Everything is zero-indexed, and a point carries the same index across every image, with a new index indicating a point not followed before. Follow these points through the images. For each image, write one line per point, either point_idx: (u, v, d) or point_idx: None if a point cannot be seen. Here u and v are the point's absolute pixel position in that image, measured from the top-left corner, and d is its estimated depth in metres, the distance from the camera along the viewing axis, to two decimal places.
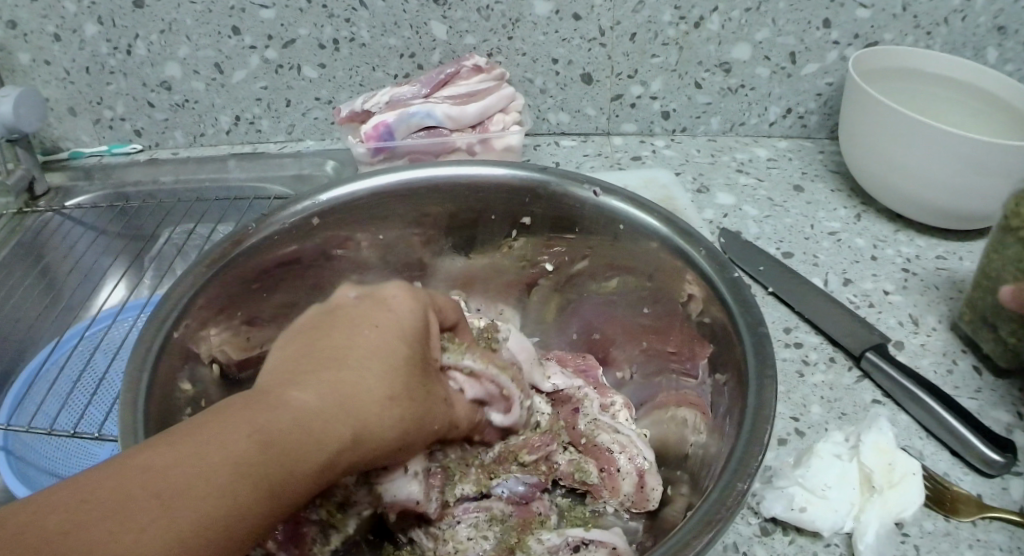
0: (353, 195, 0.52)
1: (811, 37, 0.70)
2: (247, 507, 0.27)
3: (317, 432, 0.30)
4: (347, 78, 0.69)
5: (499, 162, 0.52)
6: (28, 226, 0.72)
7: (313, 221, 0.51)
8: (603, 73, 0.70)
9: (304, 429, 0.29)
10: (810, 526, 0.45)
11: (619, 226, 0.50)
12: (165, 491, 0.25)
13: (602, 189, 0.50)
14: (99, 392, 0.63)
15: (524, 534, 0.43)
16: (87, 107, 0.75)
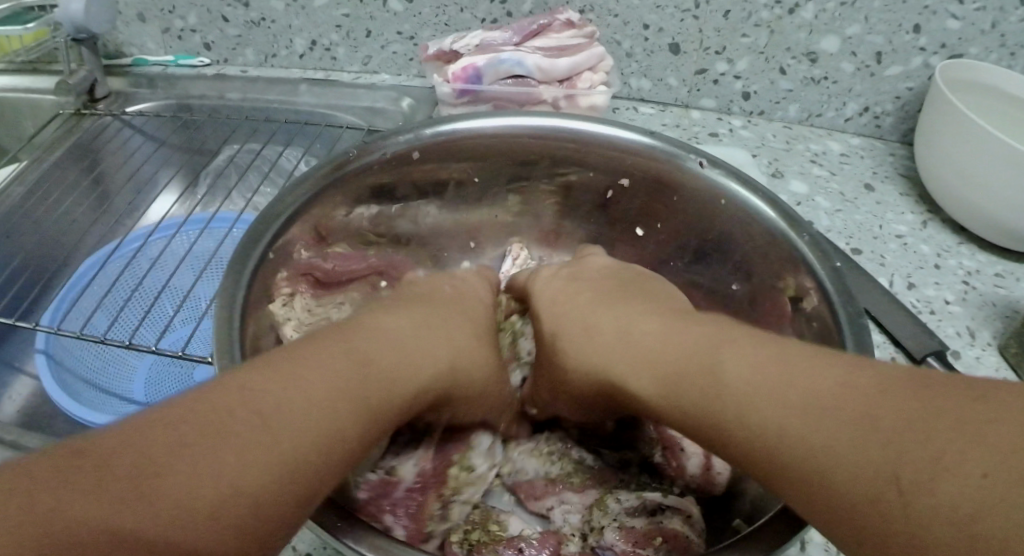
0: (456, 131, 0.56)
1: (901, 38, 0.68)
2: (200, 433, 0.27)
3: (350, 361, 0.34)
4: (433, 15, 0.67)
5: (611, 122, 0.56)
6: (87, 128, 0.72)
7: (413, 154, 0.56)
8: (691, 45, 0.68)
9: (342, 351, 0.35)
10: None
11: (719, 199, 0.53)
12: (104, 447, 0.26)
13: (708, 160, 0.53)
14: (151, 313, 0.63)
15: (605, 494, 0.47)
16: (157, 15, 0.73)
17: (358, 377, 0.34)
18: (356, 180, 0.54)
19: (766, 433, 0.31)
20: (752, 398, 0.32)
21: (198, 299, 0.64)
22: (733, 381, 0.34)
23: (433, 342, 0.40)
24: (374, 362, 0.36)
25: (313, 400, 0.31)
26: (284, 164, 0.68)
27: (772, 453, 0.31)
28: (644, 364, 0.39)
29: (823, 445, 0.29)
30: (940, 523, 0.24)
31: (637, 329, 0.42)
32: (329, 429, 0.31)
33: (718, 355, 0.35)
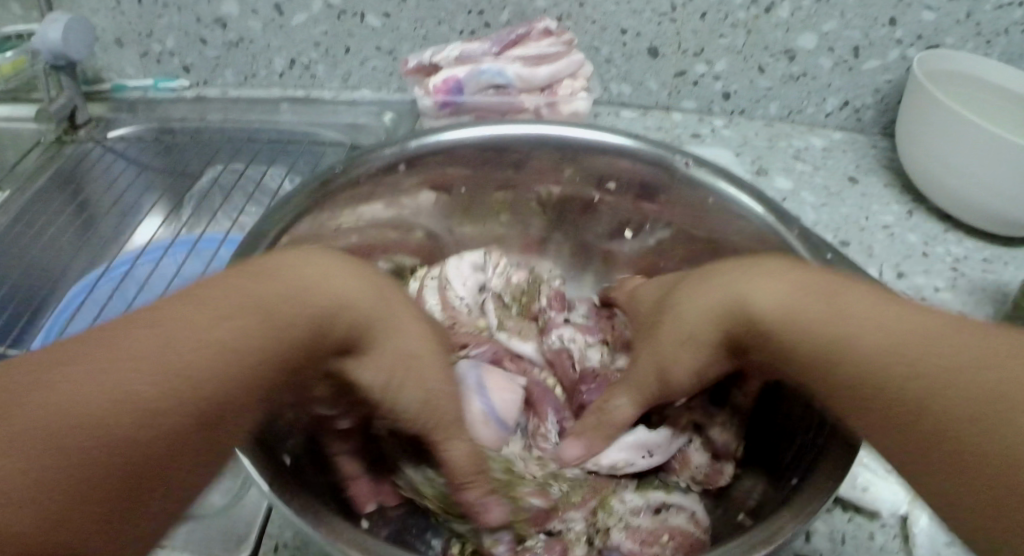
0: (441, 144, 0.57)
1: (876, 32, 0.69)
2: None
3: (227, 328, 0.31)
4: (411, 29, 0.67)
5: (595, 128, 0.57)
6: (68, 154, 0.72)
7: (399, 167, 0.56)
8: (669, 48, 0.69)
9: (189, 335, 0.30)
10: (869, 505, 0.46)
11: (708, 199, 0.54)
12: None
13: (693, 161, 0.54)
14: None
15: (608, 494, 0.47)
16: (135, 39, 0.73)
17: (211, 359, 0.30)
18: (341, 196, 0.54)
19: (872, 376, 0.33)
20: (864, 336, 0.33)
21: None
22: (863, 331, 0.33)
23: (335, 284, 0.36)
24: (233, 335, 0.31)
25: (168, 372, 0.28)
26: (269, 183, 0.67)
27: (919, 423, 0.31)
28: (764, 292, 0.37)
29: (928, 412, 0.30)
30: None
31: (750, 282, 0.39)
32: (183, 382, 0.29)
33: (834, 291, 0.36)
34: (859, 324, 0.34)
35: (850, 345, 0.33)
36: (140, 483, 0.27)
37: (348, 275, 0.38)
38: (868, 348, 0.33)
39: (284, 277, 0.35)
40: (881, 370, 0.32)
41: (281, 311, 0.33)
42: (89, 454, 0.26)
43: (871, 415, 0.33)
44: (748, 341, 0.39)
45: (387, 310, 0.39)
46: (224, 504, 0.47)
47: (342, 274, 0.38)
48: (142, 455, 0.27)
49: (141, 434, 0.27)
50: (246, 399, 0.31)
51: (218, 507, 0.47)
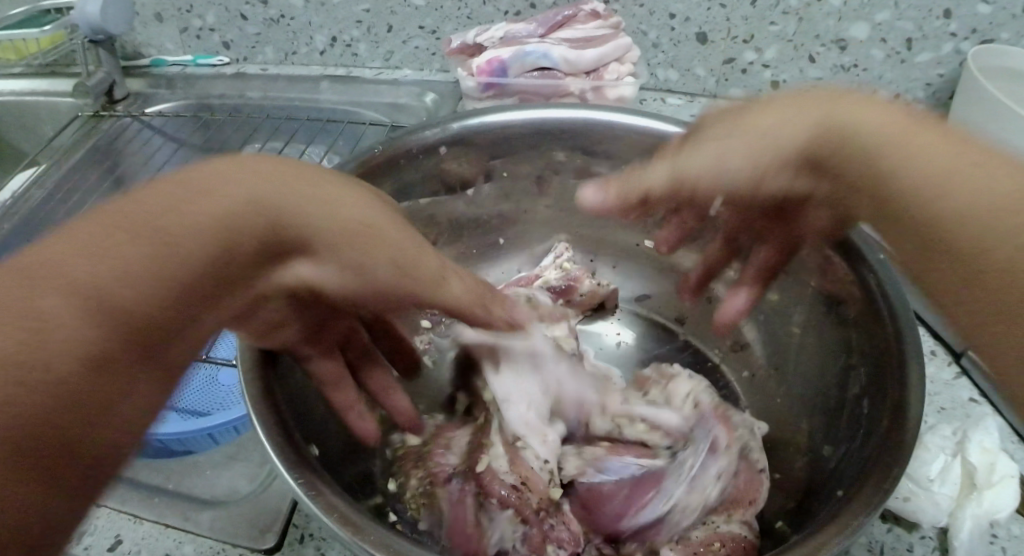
0: (481, 129, 0.56)
1: (931, 25, 0.67)
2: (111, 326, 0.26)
3: (170, 222, 0.29)
4: (455, 8, 0.66)
5: (645, 114, 0.56)
6: (106, 129, 0.72)
7: (442, 150, 0.56)
8: (718, 34, 0.67)
9: (173, 203, 0.29)
10: (910, 516, 0.45)
11: None
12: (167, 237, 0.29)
13: None
14: None
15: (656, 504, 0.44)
16: (175, 14, 0.72)
17: (184, 252, 0.29)
18: (383, 177, 0.53)
19: (940, 190, 0.34)
20: (885, 153, 0.36)
21: None
22: (901, 164, 0.36)
23: (328, 207, 0.33)
24: (181, 220, 0.29)
25: (151, 271, 0.28)
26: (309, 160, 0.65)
27: (934, 232, 0.35)
28: (875, 115, 0.37)
29: (975, 191, 0.33)
30: (989, 210, 0.33)
31: (901, 150, 0.36)
32: (210, 268, 0.30)
33: (860, 113, 0.37)
34: (925, 150, 0.35)
35: (893, 172, 0.36)
36: (122, 373, 0.27)
37: (276, 184, 0.32)
38: (928, 170, 0.35)
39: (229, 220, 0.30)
40: (910, 223, 0.36)
41: (220, 222, 0.30)
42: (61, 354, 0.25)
43: (911, 231, 0.36)
44: (804, 164, 0.39)
45: (394, 246, 0.34)
46: (251, 489, 0.48)
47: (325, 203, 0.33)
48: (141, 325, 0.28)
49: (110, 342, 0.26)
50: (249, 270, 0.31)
51: (244, 493, 0.48)
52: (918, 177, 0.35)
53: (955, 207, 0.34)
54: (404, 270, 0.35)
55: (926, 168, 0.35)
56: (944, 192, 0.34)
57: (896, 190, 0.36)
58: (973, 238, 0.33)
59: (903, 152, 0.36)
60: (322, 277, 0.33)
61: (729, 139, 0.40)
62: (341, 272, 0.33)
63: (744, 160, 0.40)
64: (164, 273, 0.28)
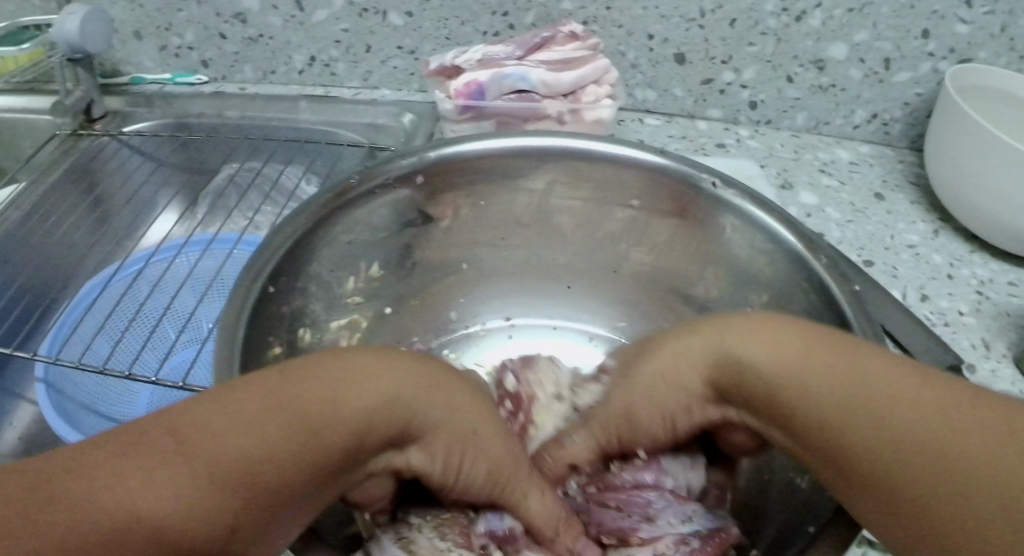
0: (457, 155, 0.55)
1: (909, 45, 0.67)
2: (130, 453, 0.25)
3: (274, 430, 0.28)
4: (434, 29, 0.66)
5: (621, 140, 0.56)
6: (83, 148, 0.70)
7: (419, 177, 0.55)
8: (697, 55, 0.67)
9: (326, 408, 0.30)
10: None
11: (734, 220, 0.53)
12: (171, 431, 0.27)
13: (721, 180, 0.53)
14: (154, 338, 0.62)
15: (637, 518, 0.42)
16: (153, 32, 0.72)
17: (203, 425, 0.27)
18: (357, 203, 0.53)
19: (948, 453, 0.28)
20: (811, 372, 0.33)
21: (198, 322, 0.63)
22: (869, 378, 0.32)
23: (367, 388, 0.31)
24: (346, 413, 0.30)
25: (305, 438, 0.29)
26: (286, 183, 0.66)
27: (923, 503, 0.29)
28: (828, 360, 0.33)
29: (958, 438, 0.29)
30: (989, 462, 0.27)
31: (858, 364, 0.32)
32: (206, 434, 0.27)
33: (742, 342, 0.36)
34: (891, 392, 0.31)
35: (917, 437, 0.29)
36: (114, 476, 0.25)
37: (407, 385, 0.33)
38: (916, 433, 0.30)
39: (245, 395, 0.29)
40: (901, 470, 0.30)
41: (328, 433, 0.30)
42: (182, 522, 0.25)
43: (892, 497, 0.30)
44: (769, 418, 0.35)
45: (477, 432, 0.35)
46: None
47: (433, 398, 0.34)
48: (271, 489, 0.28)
49: (230, 504, 0.27)
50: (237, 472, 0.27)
51: None
52: (897, 388, 0.31)
53: (976, 464, 0.28)
54: (467, 436, 0.35)
55: (971, 444, 0.28)
56: (954, 415, 0.29)
57: (882, 394, 0.31)
58: (920, 431, 0.29)
59: (817, 357, 0.33)
60: (421, 465, 0.35)
61: (686, 345, 0.39)
62: (436, 457, 0.35)
63: (671, 362, 0.39)
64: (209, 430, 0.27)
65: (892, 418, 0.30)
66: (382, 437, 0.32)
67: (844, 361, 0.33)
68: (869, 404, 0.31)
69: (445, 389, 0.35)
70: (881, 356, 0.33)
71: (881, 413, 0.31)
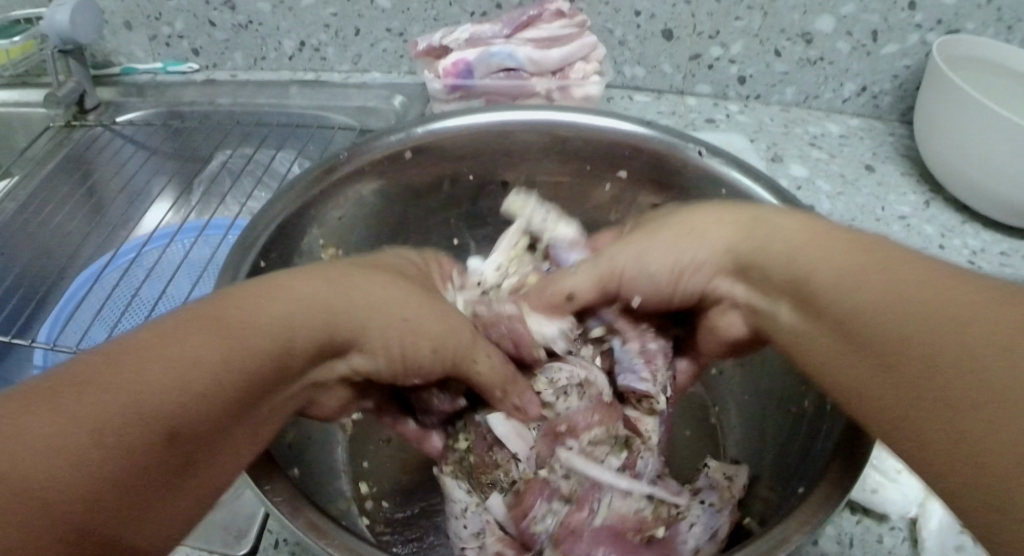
0: (445, 133, 0.56)
1: (896, 15, 0.67)
2: (129, 439, 0.24)
3: (195, 368, 0.26)
4: (422, 11, 0.66)
5: (610, 114, 0.56)
6: (77, 139, 0.72)
7: (407, 155, 0.56)
8: (684, 30, 0.68)
9: (159, 368, 0.25)
10: (880, 508, 0.45)
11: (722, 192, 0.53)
12: (128, 397, 0.24)
13: (707, 150, 0.53)
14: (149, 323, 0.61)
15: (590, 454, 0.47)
16: (143, 22, 0.72)
17: (213, 338, 0.28)
18: (349, 182, 0.54)
19: (892, 352, 0.29)
20: (807, 257, 0.35)
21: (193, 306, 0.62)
22: (882, 274, 0.31)
23: (283, 297, 0.31)
24: (182, 349, 0.26)
25: (180, 394, 0.26)
26: (277, 166, 0.67)
27: (903, 363, 0.28)
28: (873, 286, 0.31)
29: (958, 322, 0.27)
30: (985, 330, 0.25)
31: (887, 277, 0.31)
32: (195, 369, 0.26)
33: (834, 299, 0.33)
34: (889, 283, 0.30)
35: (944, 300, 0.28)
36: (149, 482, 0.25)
37: (308, 289, 0.32)
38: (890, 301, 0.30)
39: (280, 299, 0.31)
40: (913, 335, 0.28)
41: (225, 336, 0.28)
42: (101, 491, 0.23)
43: (902, 378, 0.28)
44: (727, 269, 0.41)
45: (405, 321, 0.35)
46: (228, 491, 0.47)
47: (269, 290, 0.31)
48: (137, 446, 0.24)
49: (79, 485, 0.23)
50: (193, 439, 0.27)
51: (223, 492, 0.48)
52: (881, 288, 0.31)
53: (909, 345, 0.28)
54: (405, 335, 0.35)
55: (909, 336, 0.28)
56: (956, 290, 0.28)
57: (902, 293, 0.30)
58: (960, 345, 0.26)
59: (856, 278, 0.32)
60: (366, 367, 0.35)
61: (647, 239, 0.44)
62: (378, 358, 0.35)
63: (664, 259, 0.43)
64: (146, 372, 0.25)
65: (858, 310, 0.31)
66: (310, 347, 0.32)
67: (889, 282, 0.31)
68: (892, 292, 0.30)
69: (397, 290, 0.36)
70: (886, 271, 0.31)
71: (904, 285, 0.30)
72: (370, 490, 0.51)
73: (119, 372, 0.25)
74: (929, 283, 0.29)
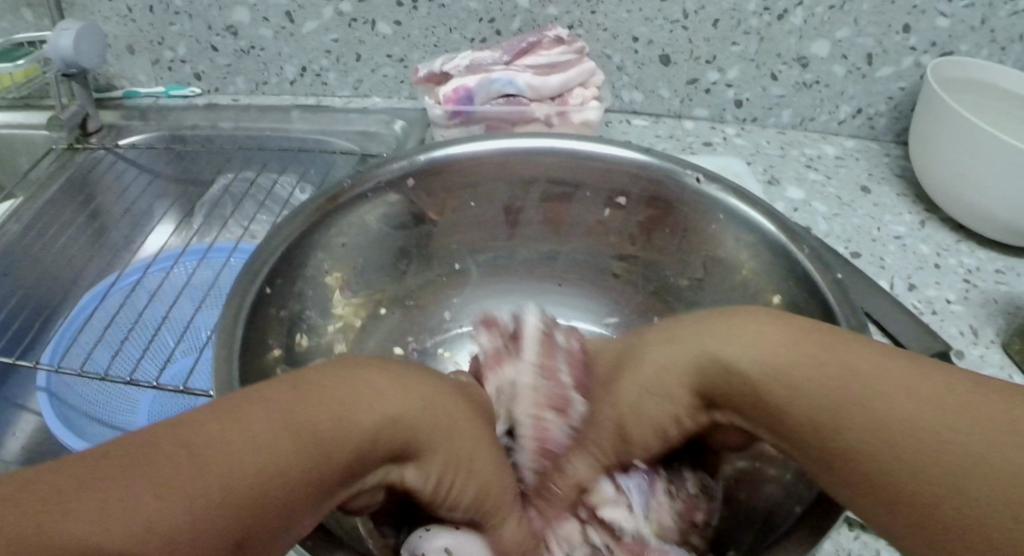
0: (448, 159, 0.57)
1: (890, 40, 0.68)
2: (229, 474, 0.25)
3: (248, 450, 0.26)
4: (422, 37, 0.67)
5: (609, 140, 0.57)
6: (80, 161, 0.72)
7: (410, 180, 0.56)
8: (682, 55, 0.69)
9: (263, 421, 0.27)
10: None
11: (720, 216, 0.54)
12: (213, 464, 0.25)
13: (706, 175, 0.54)
14: (152, 347, 0.62)
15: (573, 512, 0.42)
16: (146, 46, 0.73)
17: (252, 447, 0.26)
18: (352, 209, 0.54)
19: (880, 452, 0.30)
20: (799, 367, 0.33)
21: (197, 331, 0.63)
22: (861, 368, 0.32)
23: (378, 399, 0.32)
24: (255, 435, 0.27)
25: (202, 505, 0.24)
26: (280, 191, 0.68)
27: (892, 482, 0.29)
28: (851, 358, 0.32)
29: (930, 430, 0.29)
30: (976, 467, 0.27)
31: (874, 381, 0.31)
32: (296, 433, 0.28)
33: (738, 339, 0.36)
34: (882, 387, 0.31)
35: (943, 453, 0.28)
36: None
37: (326, 376, 0.31)
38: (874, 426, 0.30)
39: (353, 394, 0.31)
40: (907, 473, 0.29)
41: (322, 417, 0.29)
42: None
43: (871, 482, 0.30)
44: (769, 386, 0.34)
45: (445, 424, 0.35)
46: None
47: (340, 381, 0.31)
48: (204, 553, 0.24)
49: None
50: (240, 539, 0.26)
51: None
52: (885, 367, 0.31)
53: (890, 420, 0.30)
54: (429, 442, 0.33)
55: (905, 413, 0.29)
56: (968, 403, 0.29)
57: (877, 369, 0.31)
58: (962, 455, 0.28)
59: (836, 352, 0.33)
60: (414, 483, 0.34)
61: (704, 339, 0.37)
62: (428, 474, 0.34)
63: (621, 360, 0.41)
64: (187, 491, 0.24)
65: (829, 372, 0.32)
66: (381, 454, 0.32)
67: (893, 371, 0.31)
68: (878, 401, 0.30)
69: (451, 401, 0.36)
70: (875, 350, 0.32)
71: (870, 376, 0.31)
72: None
73: (164, 491, 0.24)
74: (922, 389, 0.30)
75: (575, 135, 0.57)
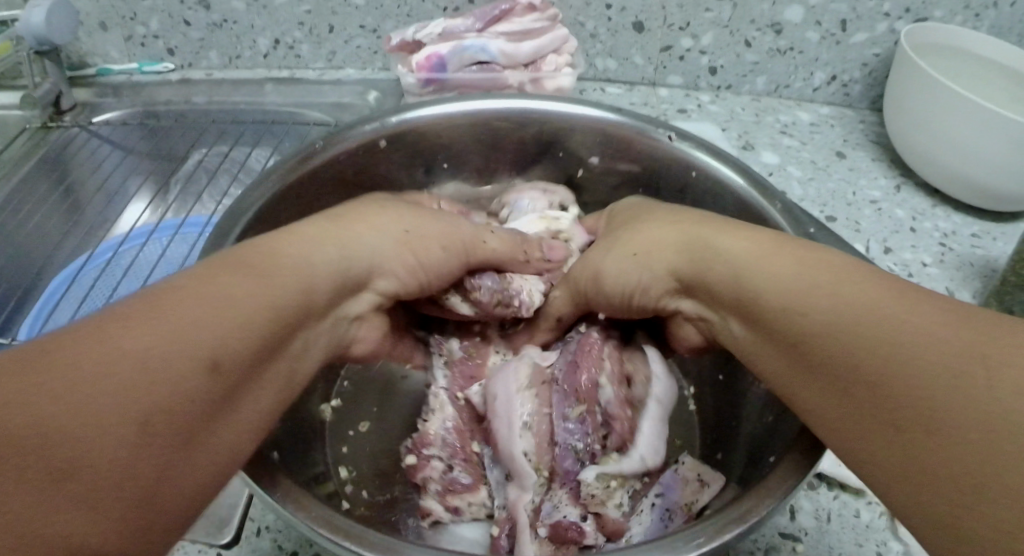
0: (420, 124, 0.57)
1: (865, 5, 0.68)
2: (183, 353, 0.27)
3: (199, 327, 0.28)
4: (395, 7, 0.67)
5: (579, 102, 0.57)
6: (54, 140, 0.71)
7: (381, 142, 0.56)
8: (655, 22, 0.69)
9: (198, 306, 0.29)
10: (854, 480, 0.46)
11: (691, 174, 0.55)
12: (169, 335, 0.27)
13: (677, 134, 0.55)
14: None
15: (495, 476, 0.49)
16: (118, 22, 0.72)
17: (193, 319, 0.28)
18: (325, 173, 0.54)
19: (806, 314, 0.32)
20: (753, 280, 0.35)
21: None
22: (794, 293, 0.33)
23: (268, 283, 0.33)
24: (202, 323, 0.28)
25: (163, 351, 0.26)
26: (254, 163, 0.68)
27: (854, 390, 0.29)
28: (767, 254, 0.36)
29: (874, 337, 0.29)
30: (926, 349, 0.27)
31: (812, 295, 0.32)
32: (232, 328, 0.29)
33: (728, 245, 0.38)
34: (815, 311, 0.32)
35: (851, 363, 0.29)
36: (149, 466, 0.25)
37: (261, 246, 0.35)
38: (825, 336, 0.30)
39: (254, 290, 0.32)
40: (852, 410, 0.29)
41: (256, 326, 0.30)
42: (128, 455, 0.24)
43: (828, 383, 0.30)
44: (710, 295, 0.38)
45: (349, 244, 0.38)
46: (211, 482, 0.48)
47: (282, 255, 0.35)
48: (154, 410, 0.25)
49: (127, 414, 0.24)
50: (190, 402, 0.27)
51: None
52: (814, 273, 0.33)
53: (833, 350, 0.30)
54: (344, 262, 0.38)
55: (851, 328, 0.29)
56: (840, 287, 0.31)
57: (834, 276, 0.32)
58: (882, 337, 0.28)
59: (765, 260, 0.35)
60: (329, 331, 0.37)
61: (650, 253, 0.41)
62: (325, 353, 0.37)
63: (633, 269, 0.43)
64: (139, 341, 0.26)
65: (755, 281, 0.35)
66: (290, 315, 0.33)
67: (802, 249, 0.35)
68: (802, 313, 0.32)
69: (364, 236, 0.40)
70: (793, 246, 0.35)
71: (799, 251, 0.35)
72: (349, 475, 0.51)
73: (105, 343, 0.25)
74: (853, 288, 0.31)
75: (546, 97, 0.57)
